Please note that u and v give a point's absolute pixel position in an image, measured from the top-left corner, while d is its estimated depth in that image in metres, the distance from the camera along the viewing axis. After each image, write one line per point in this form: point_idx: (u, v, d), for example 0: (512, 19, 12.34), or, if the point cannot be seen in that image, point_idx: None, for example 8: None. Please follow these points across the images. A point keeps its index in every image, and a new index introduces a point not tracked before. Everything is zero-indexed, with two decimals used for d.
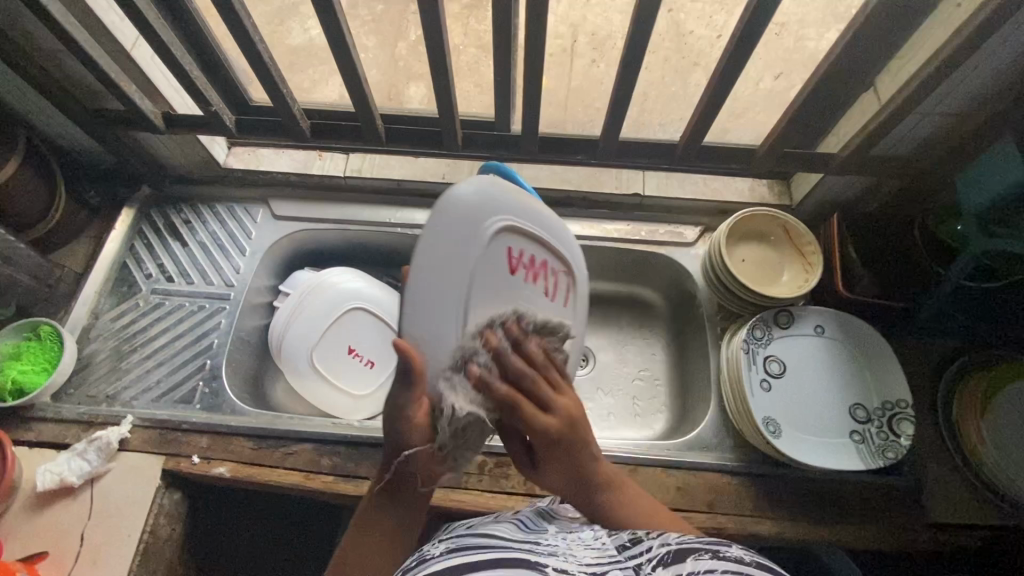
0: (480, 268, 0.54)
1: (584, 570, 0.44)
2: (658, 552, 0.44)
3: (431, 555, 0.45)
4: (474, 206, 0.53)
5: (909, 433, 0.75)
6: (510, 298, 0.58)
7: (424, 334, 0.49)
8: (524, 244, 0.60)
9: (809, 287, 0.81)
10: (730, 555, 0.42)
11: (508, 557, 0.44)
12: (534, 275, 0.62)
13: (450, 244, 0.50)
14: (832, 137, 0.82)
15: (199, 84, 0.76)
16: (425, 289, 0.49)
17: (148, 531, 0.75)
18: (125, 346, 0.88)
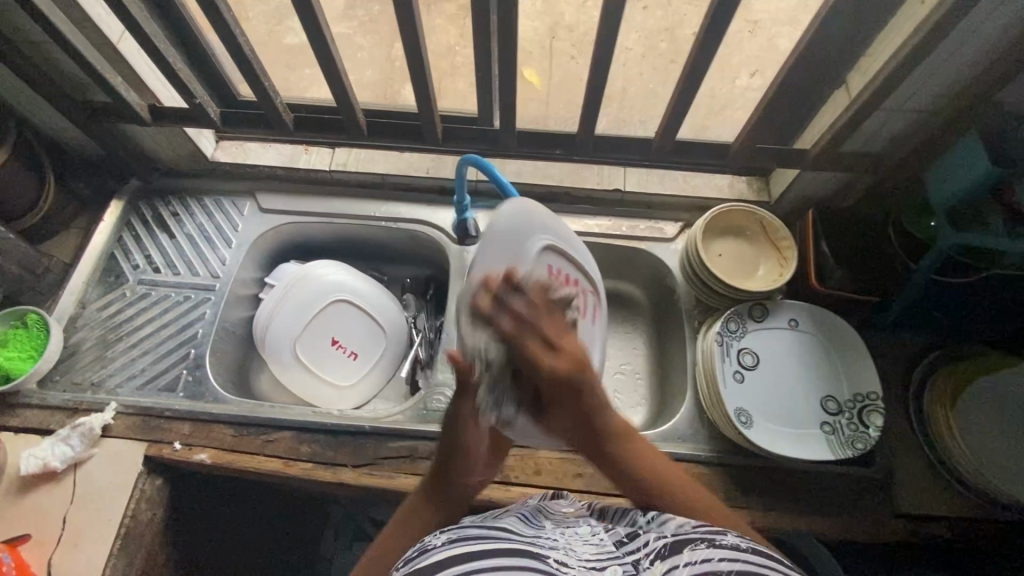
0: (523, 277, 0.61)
1: (583, 565, 0.44)
2: (656, 545, 0.46)
3: (434, 545, 0.47)
4: (515, 227, 0.64)
5: (878, 424, 0.76)
6: None
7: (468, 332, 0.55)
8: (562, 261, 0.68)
9: (783, 281, 0.82)
10: (726, 543, 0.45)
11: (507, 548, 0.45)
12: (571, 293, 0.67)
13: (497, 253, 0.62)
14: (806, 134, 0.83)
15: (182, 76, 0.78)
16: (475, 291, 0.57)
17: (129, 516, 0.76)
18: (111, 335, 0.90)
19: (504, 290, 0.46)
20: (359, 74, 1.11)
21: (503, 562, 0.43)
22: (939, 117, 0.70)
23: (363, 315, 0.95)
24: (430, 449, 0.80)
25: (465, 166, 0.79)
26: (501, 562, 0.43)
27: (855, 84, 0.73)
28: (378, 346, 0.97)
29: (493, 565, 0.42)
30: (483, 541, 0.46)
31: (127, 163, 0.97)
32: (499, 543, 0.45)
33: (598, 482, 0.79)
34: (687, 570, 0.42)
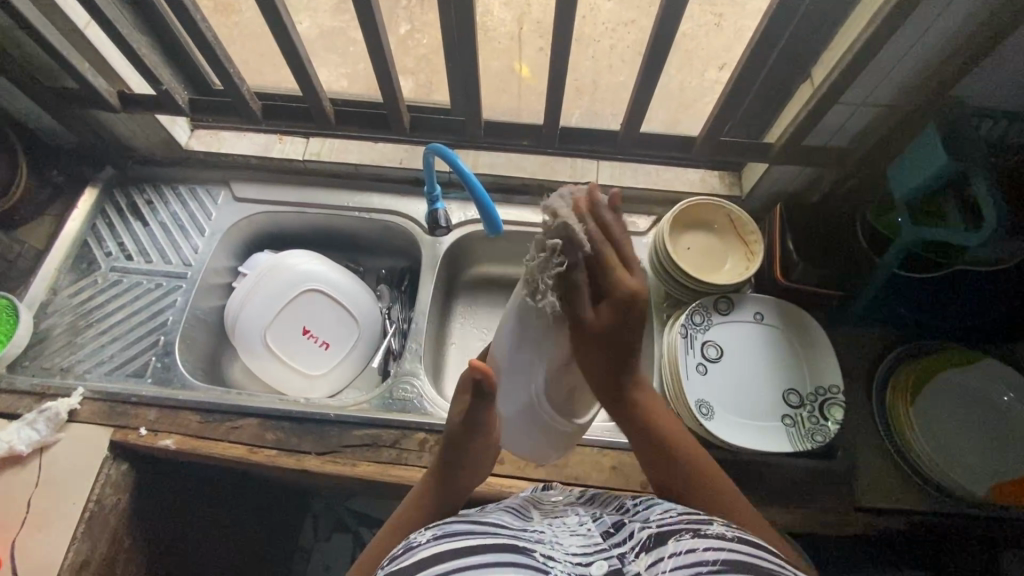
0: None
1: (569, 559, 0.46)
2: (641, 536, 0.47)
3: (418, 542, 0.47)
4: None
5: (838, 417, 0.76)
6: None
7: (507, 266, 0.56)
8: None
9: (749, 274, 0.82)
10: (712, 532, 0.46)
11: (496, 543, 0.46)
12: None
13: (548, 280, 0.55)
14: (774, 128, 0.83)
15: (149, 63, 0.78)
16: None
17: (93, 500, 0.77)
18: (81, 321, 0.90)
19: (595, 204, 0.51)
20: (350, 69, 1.11)
21: (491, 557, 0.44)
22: (900, 109, 0.70)
23: (335, 305, 0.96)
24: (394, 437, 0.80)
25: (432, 155, 0.80)
26: (490, 557, 0.44)
27: (819, 76, 0.73)
28: (349, 335, 0.97)
29: (482, 558, 0.44)
30: (473, 535, 0.47)
31: (100, 151, 0.97)
32: (488, 537, 0.47)
33: (560, 472, 0.79)
34: (671, 562, 0.43)
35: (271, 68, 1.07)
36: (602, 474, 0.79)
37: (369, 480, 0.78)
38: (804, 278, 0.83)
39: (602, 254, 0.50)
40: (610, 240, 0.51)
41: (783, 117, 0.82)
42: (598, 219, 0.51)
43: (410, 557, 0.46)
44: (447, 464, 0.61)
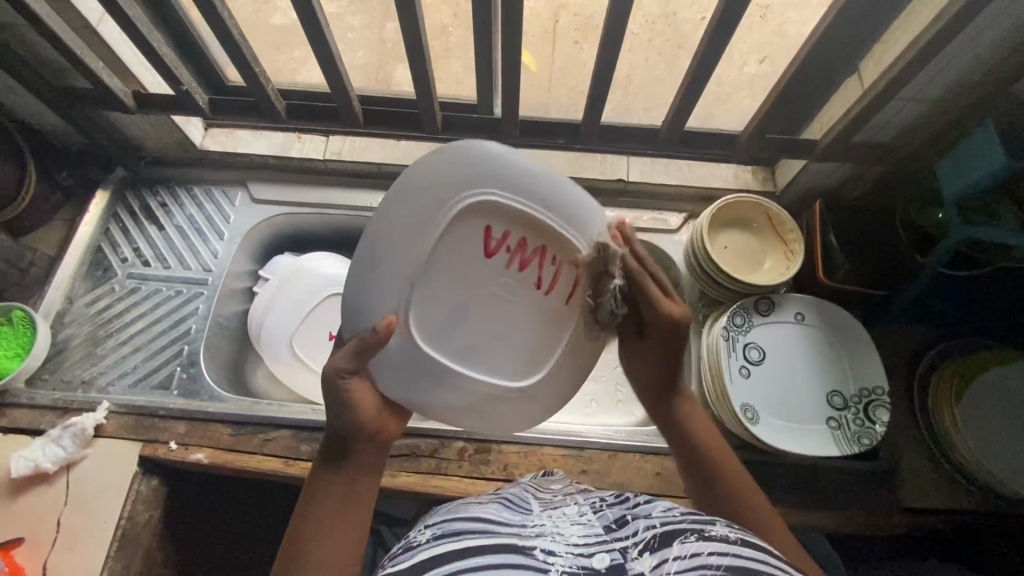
0: (447, 246, 0.51)
1: (572, 551, 0.43)
2: (645, 535, 0.45)
3: (416, 543, 0.45)
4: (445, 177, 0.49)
5: (885, 419, 0.75)
6: (473, 273, 0.54)
7: (370, 252, 0.49)
8: (512, 223, 0.53)
9: (790, 274, 0.81)
10: (716, 534, 0.44)
11: (496, 542, 0.43)
12: (523, 262, 0.54)
13: (426, 209, 0.49)
14: (816, 123, 0.82)
15: (167, 60, 0.74)
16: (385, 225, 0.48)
17: (125, 518, 0.74)
18: (100, 332, 0.88)
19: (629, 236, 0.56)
20: (347, 56, 1.01)
21: (490, 559, 0.42)
22: (953, 108, 0.68)
23: None
24: (432, 446, 0.78)
25: None
26: (489, 559, 0.42)
27: (872, 73, 0.71)
28: None
29: (483, 560, 0.42)
30: (472, 535, 0.44)
31: (111, 152, 0.93)
32: (487, 536, 0.44)
33: (602, 479, 0.78)
34: (676, 564, 0.41)
35: (270, 50, 0.97)
36: (646, 480, 0.78)
37: (411, 491, 0.76)
38: (849, 279, 0.82)
39: (639, 282, 0.56)
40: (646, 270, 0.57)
41: (827, 113, 0.80)
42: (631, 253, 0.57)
43: (411, 556, 0.44)
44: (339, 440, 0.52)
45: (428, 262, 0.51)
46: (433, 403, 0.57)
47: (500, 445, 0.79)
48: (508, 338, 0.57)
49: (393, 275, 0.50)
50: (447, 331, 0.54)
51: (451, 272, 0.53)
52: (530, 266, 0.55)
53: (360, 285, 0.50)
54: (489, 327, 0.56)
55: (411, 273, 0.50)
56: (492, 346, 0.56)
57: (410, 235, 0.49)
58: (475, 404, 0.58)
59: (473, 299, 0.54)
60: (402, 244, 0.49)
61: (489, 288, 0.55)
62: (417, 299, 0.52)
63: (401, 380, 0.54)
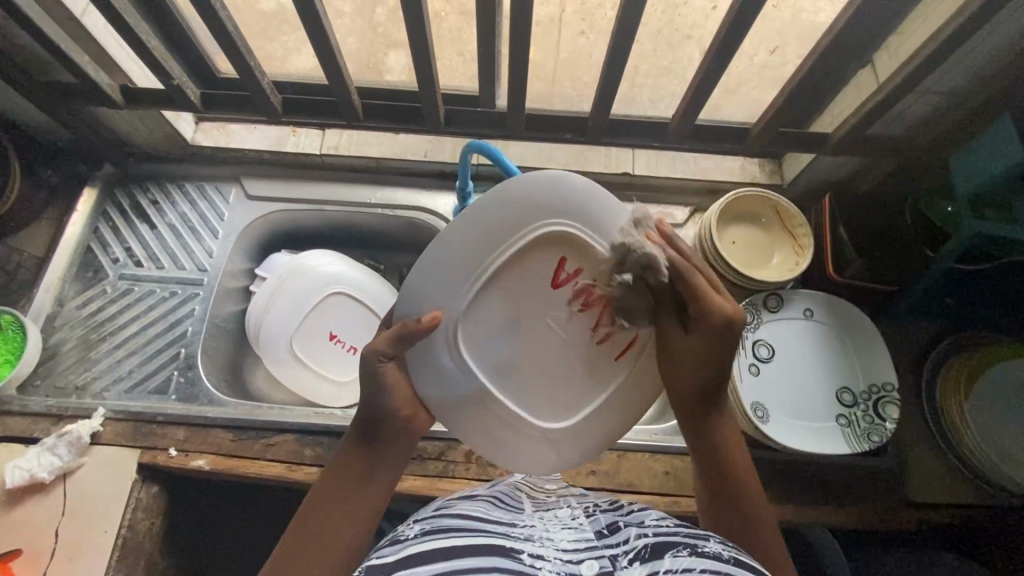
0: (511, 270, 0.51)
1: (561, 558, 0.42)
2: (636, 544, 0.44)
3: (404, 537, 0.44)
4: (528, 205, 0.49)
5: (894, 416, 0.75)
6: (529, 301, 0.53)
7: (441, 255, 0.49)
8: (588, 262, 0.52)
9: (800, 270, 0.80)
10: (710, 552, 0.42)
11: (484, 545, 0.42)
12: (585, 301, 0.53)
13: (513, 234, 0.49)
14: (827, 116, 0.80)
15: (158, 54, 0.71)
16: (464, 236, 0.49)
17: (126, 527, 0.73)
18: (93, 335, 0.85)
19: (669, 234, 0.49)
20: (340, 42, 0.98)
21: (475, 563, 0.40)
22: (973, 100, 0.67)
23: (361, 308, 0.91)
24: (438, 449, 0.77)
25: (471, 152, 0.74)
26: (476, 564, 0.40)
27: (888, 64, 0.69)
28: None
29: (469, 564, 0.40)
30: (463, 535, 0.43)
31: (97, 148, 0.89)
32: (478, 539, 0.43)
33: (611, 479, 0.77)
34: None
35: (257, 36, 0.93)
36: (655, 480, 0.77)
37: (420, 495, 0.75)
38: (860, 274, 0.80)
39: (687, 281, 0.49)
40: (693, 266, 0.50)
41: (839, 104, 0.78)
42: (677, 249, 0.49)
43: (393, 552, 0.42)
44: (369, 419, 0.52)
45: (493, 283, 0.51)
46: (461, 406, 0.57)
47: None
48: (553, 367, 0.57)
49: (460, 285, 0.50)
50: (493, 349, 0.54)
51: (510, 290, 0.52)
52: (586, 302, 0.53)
53: (422, 274, 0.50)
54: (533, 352, 0.55)
55: (474, 285, 0.50)
56: (534, 369, 0.56)
57: (484, 251, 0.49)
58: (506, 423, 0.58)
59: (527, 329, 0.54)
60: (469, 261, 0.49)
61: (542, 317, 0.54)
62: (472, 310, 0.52)
63: (435, 378, 0.54)
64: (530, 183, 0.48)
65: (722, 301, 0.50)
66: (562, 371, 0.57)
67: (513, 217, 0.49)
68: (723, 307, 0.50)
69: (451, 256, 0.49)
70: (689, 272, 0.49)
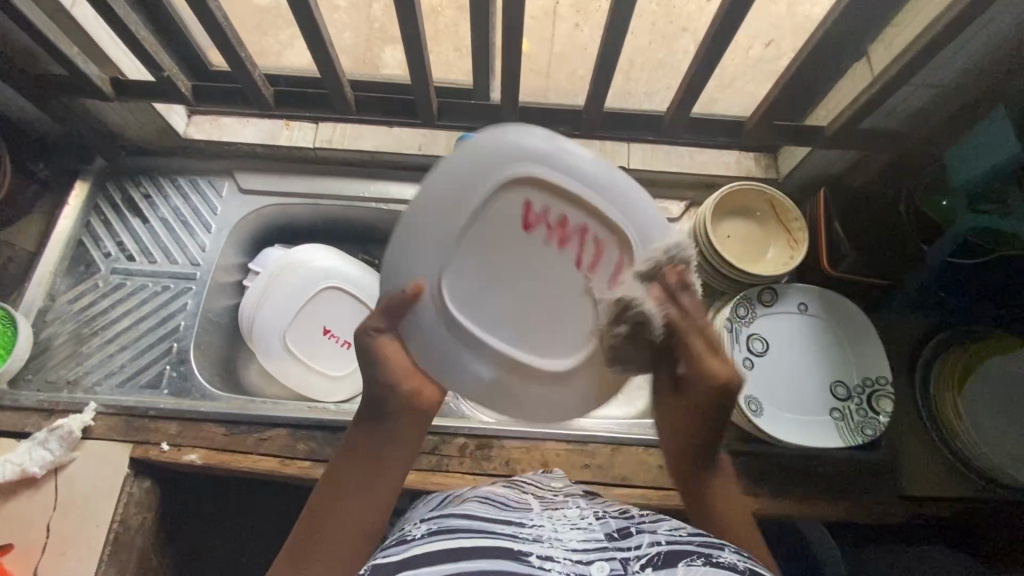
0: (482, 220, 0.50)
1: (570, 557, 0.43)
2: (649, 551, 0.44)
3: (414, 538, 0.46)
4: (480, 152, 0.49)
5: (888, 410, 0.75)
6: (510, 252, 0.51)
7: (409, 219, 0.49)
8: (554, 198, 0.50)
9: (795, 264, 0.79)
10: (724, 562, 0.41)
11: (491, 546, 0.43)
12: (563, 239, 0.51)
13: (468, 183, 0.49)
14: (822, 109, 0.80)
15: (147, 44, 0.70)
16: (427, 196, 0.49)
17: (117, 522, 0.72)
18: (85, 329, 0.85)
19: (677, 287, 0.51)
20: (335, 37, 0.97)
21: (482, 563, 0.41)
22: (968, 92, 0.66)
23: (355, 303, 0.90)
24: (432, 443, 0.77)
25: None
26: (483, 563, 0.41)
27: (884, 55, 0.69)
28: None
29: (477, 564, 0.41)
30: (470, 535, 0.45)
31: (88, 141, 0.88)
32: (484, 538, 0.44)
33: (604, 473, 0.77)
34: None
35: (252, 31, 0.92)
36: (649, 473, 0.77)
37: (414, 489, 0.75)
38: (853, 269, 0.80)
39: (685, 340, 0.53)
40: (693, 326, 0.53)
41: (834, 98, 0.78)
42: (680, 304, 0.51)
43: (401, 550, 0.44)
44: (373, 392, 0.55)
45: (462, 237, 0.50)
46: (471, 379, 0.53)
47: (502, 440, 0.78)
48: (556, 318, 0.52)
49: (433, 244, 0.50)
50: (484, 307, 0.52)
51: (485, 241, 0.51)
52: (568, 244, 0.51)
53: (395, 246, 0.51)
54: (527, 303, 0.52)
55: (445, 242, 0.50)
56: (532, 327, 0.52)
57: (445, 207, 0.49)
58: (520, 384, 0.54)
59: (514, 280, 0.52)
60: (434, 217, 0.49)
61: (528, 264, 0.51)
62: (451, 267, 0.51)
63: (433, 356, 0.53)
64: (478, 137, 0.50)
65: (720, 365, 0.54)
66: (569, 321, 0.53)
67: (466, 164, 0.49)
68: (720, 369, 0.54)
69: (418, 216, 0.49)
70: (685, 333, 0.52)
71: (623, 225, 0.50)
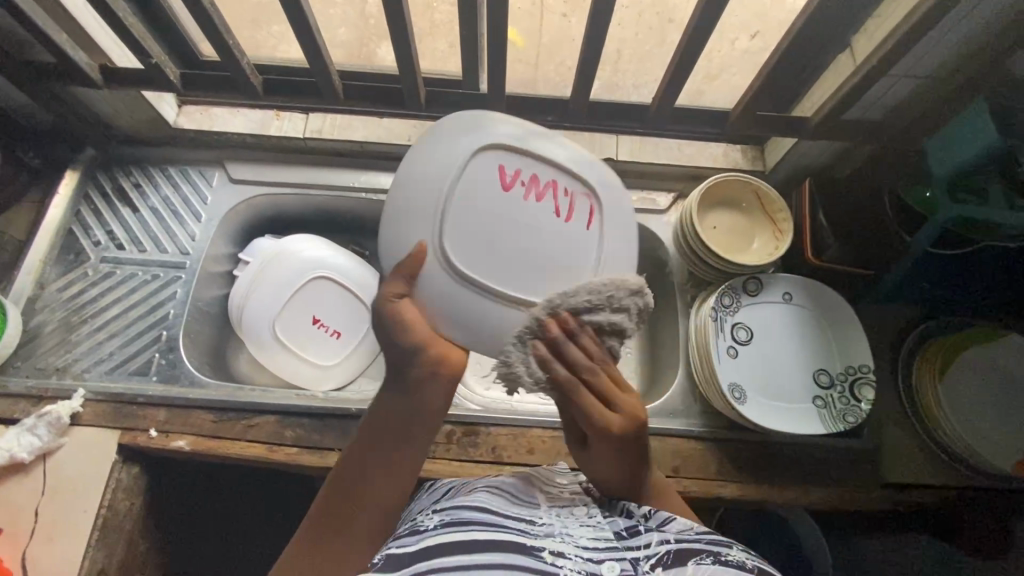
0: (461, 186, 0.52)
1: (582, 557, 0.44)
2: (658, 549, 0.45)
3: (426, 528, 0.46)
4: (448, 132, 0.54)
5: (870, 397, 0.76)
6: (496, 211, 0.53)
7: (394, 202, 0.54)
8: (523, 162, 0.54)
9: (779, 253, 0.80)
10: (732, 560, 0.43)
11: (506, 542, 0.44)
12: (540, 194, 0.54)
13: (444, 157, 0.53)
14: (807, 101, 0.81)
15: (136, 32, 0.71)
16: (407, 176, 0.53)
17: (105, 507, 0.73)
18: (74, 317, 0.85)
19: (560, 342, 0.53)
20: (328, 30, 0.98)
21: (500, 558, 0.42)
22: (947, 83, 0.67)
23: (345, 292, 0.91)
24: None
25: None
26: (501, 562, 0.42)
27: (865, 46, 0.70)
28: (361, 324, 0.92)
29: (495, 564, 0.42)
30: (484, 529, 0.45)
31: (78, 129, 0.89)
32: (499, 534, 0.45)
33: None
34: None
35: (247, 25, 0.93)
36: None
37: None
38: (838, 258, 0.82)
39: (575, 393, 0.54)
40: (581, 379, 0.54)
41: (818, 90, 0.79)
42: (563, 357, 0.53)
43: (416, 540, 0.44)
44: (400, 359, 0.54)
45: (448, 206, 0.52)
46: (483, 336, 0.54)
47: (489, 427, 0.78)
48: (553, 268, 0.54)
49: (421, 214, 0.52)
50: (484, 263, 0.52)
51: (469, 204, 0.52)
52: (547, 200, 0.54)
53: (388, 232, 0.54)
54: (522, 256, 0.53)
55: (432, 210, 0.52)
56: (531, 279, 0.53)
57: (427, 180, 0.52)
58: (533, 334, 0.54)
59: (504, 236, 0.53)
60: (418, 191, 0.52)
61: (516, 220, 0.53)
62: (443, 233, 0.52)
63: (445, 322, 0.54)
64: (440, 123, 0.55)
65: (614, 414, 0.55)
66: (568, 271, 0.54)
67: (438, 142, 0.54)
68: (615, 419, 0.54)
69: (403, 193, 0.53)
70: (574, 385, 0.54)
71: (584, 173, 0.56)
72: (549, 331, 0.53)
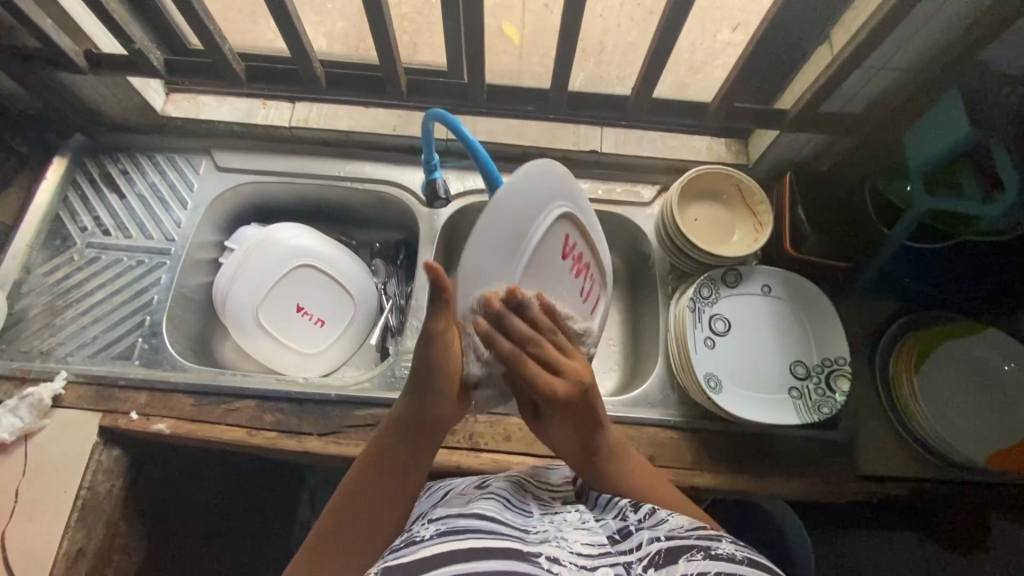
0: (541, 245, 0.55)
1: (575, 562, 0.43)
2: (651, 550, 0.44)
3: (421, 538, 0.44)
4: (550, 184, 0.54)
5: (845, 389, 0.76)
6: (553, 280, 0.58)
7: (490, 225, 0.49)
8: (578, 238, 0.61)
9: (758, 246, 0.81)
10: (722, 552, 0.42)
11: (498, 547, 0.43)
12: (577, 271, 0.62)
13: (541, 209, 0.54)
14: (787, 94, 0.81)
15: (117, 17, 0.73)
16: (511, 207, 0.50)
17: (85, 488, 0.74)
18: (59, 302, 0.86)
19: (501, 320, 0.50)
20: (317, 22, 0.98)
21: (491, 564, 0.40)
22: (922, 75, 0.67)
23: (329, 281, 0.91)
24: None
25: (432, 121, 0.74)
26: (494, 564, 0.41)
27: (842, 38, 0.70)
28: (345, 312, 0.93)
29: (487, 565, 0.40)
30: (476, 534, 0.44)
31: (66, 116, 0.90)
32: (490, 538, 0.44)
33: None
34: None
35: (238, 17, 0.94)
36: None
37: None
38: (815, 250, 0.81)
39: (523, 367, 0.51)
40: (525, 351, 0.51)
41: (798, 83, 0.79)
42: (506, 334, 0.50)
43: (408, 552, 0.43)
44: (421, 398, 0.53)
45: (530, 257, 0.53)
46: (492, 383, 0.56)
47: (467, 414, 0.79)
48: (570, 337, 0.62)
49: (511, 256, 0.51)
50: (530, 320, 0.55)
51: (539, 265, 0.55)
52: (581, 273, 0.63)
53: (476, 251, 0.48)
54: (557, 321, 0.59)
55: (519, 259, 0.52)
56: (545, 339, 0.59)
57: (523, 226, 0.52)
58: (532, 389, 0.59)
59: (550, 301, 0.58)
60: (513, 232, 0.51)
61: (561, 290, 0.59)
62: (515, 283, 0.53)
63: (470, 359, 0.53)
64: (545, 170, 0.54)
65: (562, 381, 0.54)
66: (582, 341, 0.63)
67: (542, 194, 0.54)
68: (561, 385, 0.53)
69: (504, 229, 0.50)
70: (520, 360, 0.51)
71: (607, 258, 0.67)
72: (490, 306, 0.49)
